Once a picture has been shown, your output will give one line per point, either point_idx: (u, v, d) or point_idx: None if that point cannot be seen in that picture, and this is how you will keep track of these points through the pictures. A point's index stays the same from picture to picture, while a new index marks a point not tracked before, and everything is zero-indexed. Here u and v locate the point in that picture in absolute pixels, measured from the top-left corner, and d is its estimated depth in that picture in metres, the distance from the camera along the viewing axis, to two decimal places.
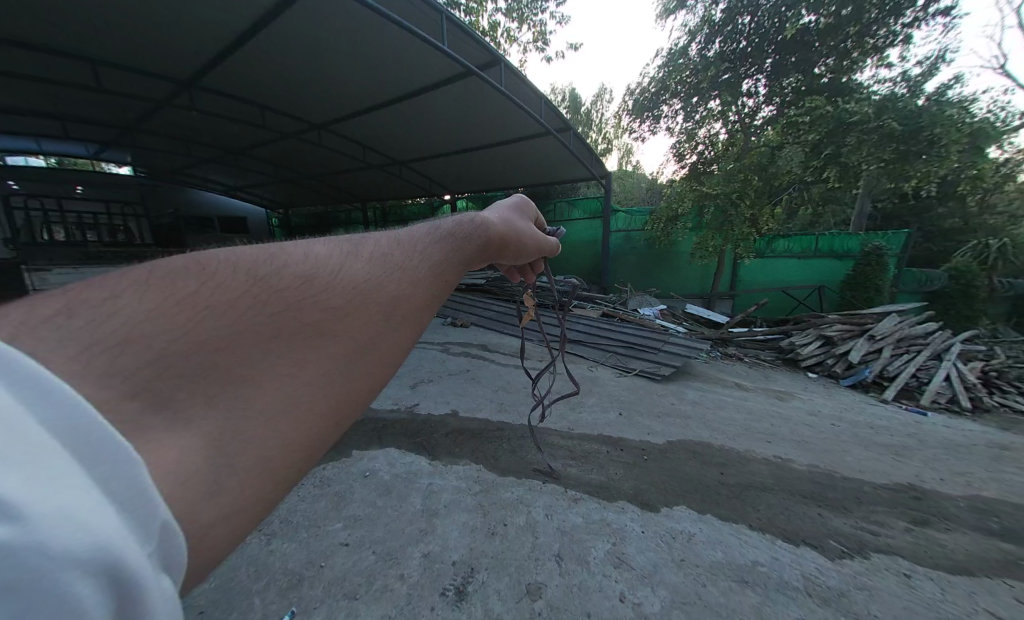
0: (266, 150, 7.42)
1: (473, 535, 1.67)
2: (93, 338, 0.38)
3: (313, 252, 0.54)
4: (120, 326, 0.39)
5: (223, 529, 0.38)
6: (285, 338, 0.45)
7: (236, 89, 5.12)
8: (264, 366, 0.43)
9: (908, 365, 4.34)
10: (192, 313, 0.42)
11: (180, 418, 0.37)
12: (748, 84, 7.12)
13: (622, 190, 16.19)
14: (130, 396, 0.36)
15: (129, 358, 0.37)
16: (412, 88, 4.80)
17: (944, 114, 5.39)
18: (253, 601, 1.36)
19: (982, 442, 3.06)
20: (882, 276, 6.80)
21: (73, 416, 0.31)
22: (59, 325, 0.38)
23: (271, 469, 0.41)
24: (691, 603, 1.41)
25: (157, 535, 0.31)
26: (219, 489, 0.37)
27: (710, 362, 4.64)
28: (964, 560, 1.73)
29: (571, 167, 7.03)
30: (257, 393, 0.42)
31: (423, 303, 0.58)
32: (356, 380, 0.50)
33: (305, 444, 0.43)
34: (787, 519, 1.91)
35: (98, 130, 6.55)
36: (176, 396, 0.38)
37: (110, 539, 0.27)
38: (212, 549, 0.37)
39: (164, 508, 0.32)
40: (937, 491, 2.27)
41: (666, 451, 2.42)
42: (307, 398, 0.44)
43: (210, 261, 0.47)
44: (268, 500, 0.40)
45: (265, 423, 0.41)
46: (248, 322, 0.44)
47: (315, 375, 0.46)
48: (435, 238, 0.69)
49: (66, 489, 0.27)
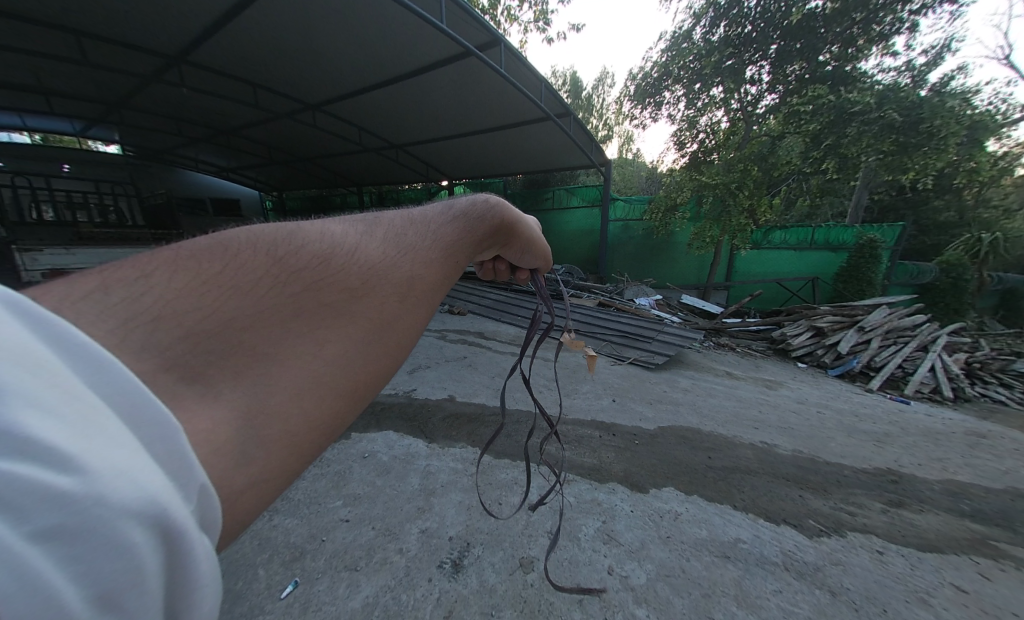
0: (260, 130, 7.25)
1: (469, 513, 1.72)
2: (128, 315, 0.39)
3: (330, 231, 0.54)
4: (152, 302, 0.41)
5: (256, 493, 0.41)
6: (305, 313, 0.46)
7: (224, 65, 4.95)
8: (286, 345, 0.44)
9: (894, 356, 4.44)
10: (218, 292, 0.43)
11: (210, 392, 0.39)
12: (752, 71, 6.83)
13: (621, 178, 16.08)
14: (165, 369, 0.37)
15: (160, 332, 0.39)
16: (409, 68, 4.68)
17: (945, 105, 5.36)
18: (257, 572, 1.41)
19: (961, 430, 3.16)
20: (875, 268, 6.79)
21: (117, 383, 0.33)
22: (97, 301, 0.40)
23: (294, 441, 0.43)
24: (675, 576, 1.47)
25: (195, 497, 0.33)
26: (249, 459, 0.39)
27: (703, 351, 4.71)
28: (933, 538, 1.82)
29: (571, 155, 6.97)
30: (282, 371, 0.43)
31: (437, 284, 0.60)
32: (377, 357, 0.51)
33: (326, 420, 0.46)
34: (769, 499, 1.98)
35: (83, 105, 6.35)
36: (210, 366, 0.40)
37: (160, 495, 0.29)
38: (244, 513, 0.39)
39: (200, 473, 0.34)
40: (914, 475, 2.35)
41: (657, 436, 2.49)
42: (329, 375, 0.46)
43: (234, 240, 0.49)
44: (294, 471, 0.42)
45: (291, 397, 0.43)
46: (270, 298, 0.45)
47: (336, 352, 0.47)
48: (448, 219, 0.69)
49: (117, 448, 0.29)
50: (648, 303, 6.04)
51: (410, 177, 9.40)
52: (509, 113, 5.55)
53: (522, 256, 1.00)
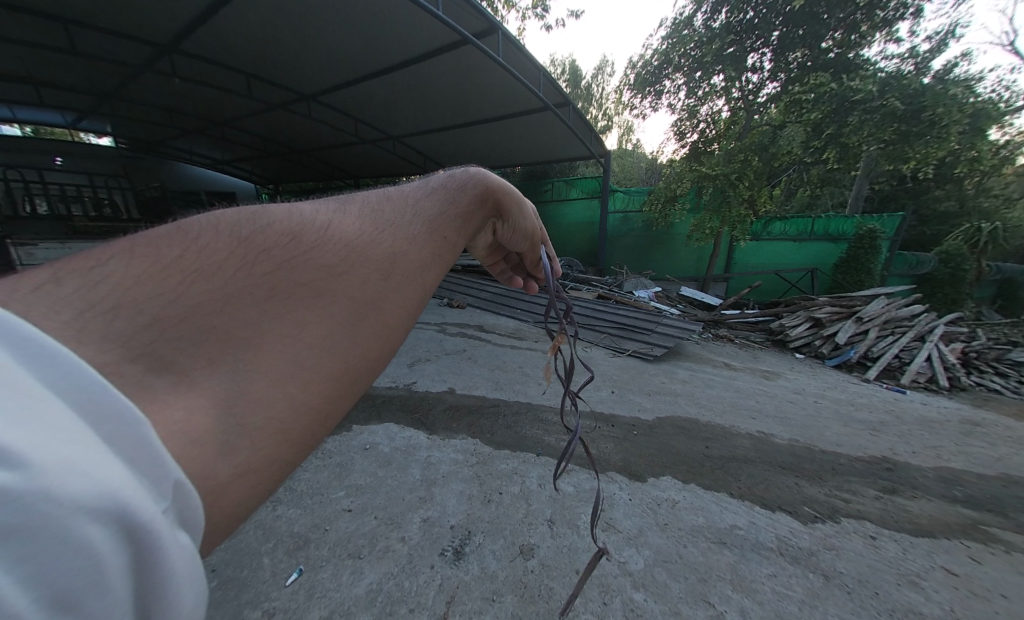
0: (255, 122, 7.16)
1: (470, 502, 1.74)
2: (83, 305, 0.39)
3: (299, 210, 0.54)
4: (109, 291, 0.41)
5: (243, 485, 0.40)
6: (281, 295, 0.46)
7: (216, 54, 4.86)
8: (261, 328, 0.44)
9: (891, 346, 4.47)
10: (183, 278, 0.44)
11: (182, 379, 0.38)
12: (754, 59, 6.85)
13: (620, 169, 15.95)
14: (129, 358, 0.37)
15: (120, 320, 0.39)
16: (405, 57, 4.60)
17: (947, 94, 5.31)
18: (263, 560, 1.43)
19: (956, 419, 3.20)
20: (874, 259, 6.85)
21: (73, 377, 0.33)
22: (50, 293, 0.40)
23: (283, 428, 0.43)
24: (672, 561, 1.50)
25: (171, 493, 0.33)
26: (234, 447, 0.39)
27: (702, 343, 4.74)
28: (926, 523, 1.86)
29: (569, 145, 6.90)
30: (260, 355, 0.43)
31: (421, 261, 0.59)
32: (364, 338, 0.51)
33: (313, 405, 0.45)
34: (766, 487, 2.01)
35: (74, 96, 6.25)
36: (184, 354, 0.40)
37: (117, 488, 0.28)
38: (232, 506, 0.39)
39: (174, 468, 0.34)
40: (908, 463, 2.38)
41: (655, 426, 2.52)
42: (311, 357, 0.45)
43: (197, 227, 0.49)
44: (286, 463, 0.42)
45: (272, 382, 0.43)
46: (241, 282, 0.45)
47: (318, 334, 0.47)
48: (425, 194, 0.68)
49: (69, 444, 0.28)
50: (647, 296, 6.05)
51: (408, 169, 9.32)
52: (507, 103, 5.48)
53: (511, 239, 0.94)
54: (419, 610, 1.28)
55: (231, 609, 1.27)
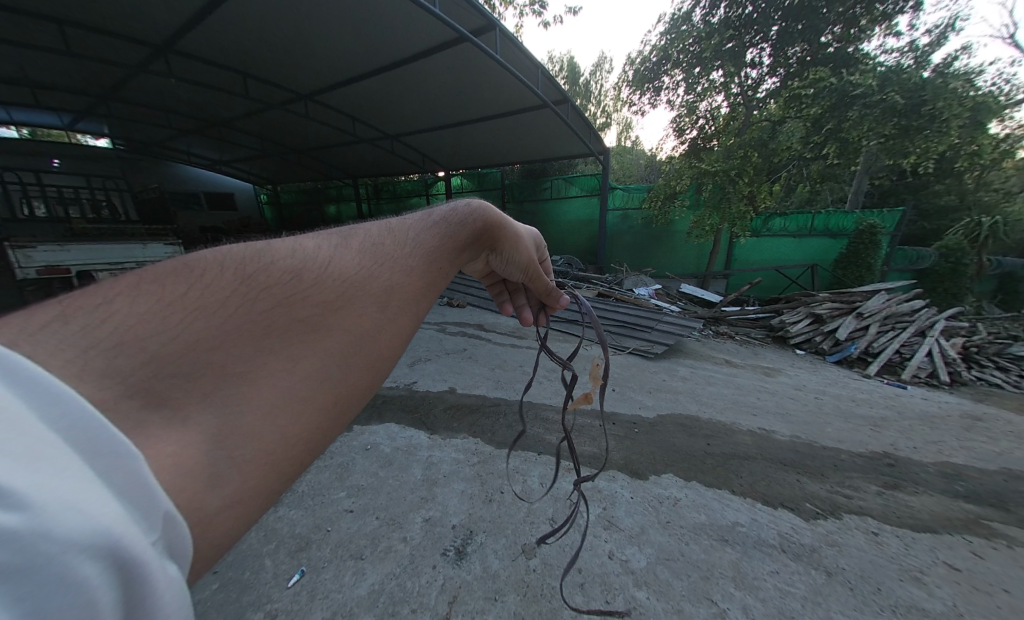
0: (253, 121, 7.16)
1: (472, 502, 1.74)
2: (90, 344, 0.40)
3: (302, 246, 0.55)
4: (116, 327, 0.41)
5: (230, 515, 0.41)
6: (278, 332, 0.47)
7: (211, 53, 4.84)
8: (256, 364, 0.44)
9: (892, 341, 4.47)
10: (185, 312, 0.44)
11: (178, 415, 0.39)
12: (753, 53, 6.79)
13: (619, 166, 15.92)
14: (128, 396, 0.38)
15: (124, 358, 0.39)
16: (401, 55, 4.58)
17: (948, 87, 5.27)
18: (264, 562, 1.43)
19: (957, 413, 3.20)
20: (874, 254, 6.78)
21: (73, 417, 0.33)
22: (56, 330, 0.40)
23: (268, 462, 0.43)
24: (674, 559, 1.50)
25: (161, 527, 0.34)
26: (221, 479, 0.39)
27: (702, 340, 4.75)
28: (928, 519, 1.86)
29: (568, 143, 6.87)
30: (253, 389, 0.43)
31: (417, 294, 0.60)
32: (352, 373, 0.51)
33: (304, 436, 0.46)
34: (768, 484, 2.01)
35: (69, 97, 6.23)
36: (178, 389, 0.40)
37: (112, 526, 0.29)
38: (218, 535, 0.40)
39: (164, 500, 0.34)
40: (909, 458, 2.39)
41: (656, 424, 2.52)
42: (302, 391, 0.46)
43: (201, 262, 0.49)
44: (272, 492, 0.43)
45: (263, 416, 0.43)
46: (240, 318, 0.46)
47: (311, 368, 0.48)
48: (427, 225, 0.68)
49: (68, 484, 0.29)
50: (647, 293, 6.05)
51: (407, 167, 9.30)
52: (505, 99, 5.45)
53: (506, 267, 0.95)
54: (421, 611, 1.28)
55: (232, 611, 1.27)
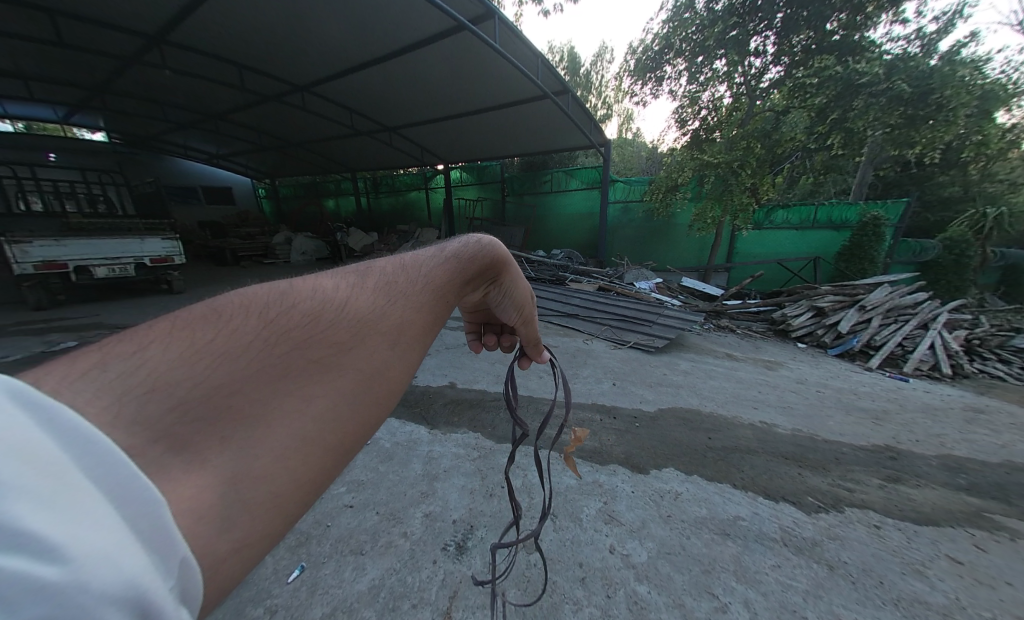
0: (250, 114, 7.10)
1: (472, 496, 1.75)
2: (122, 389, 0.41)
3: (321, 286, 0.56)
4: (147, 374, 0.42)
5: (237, 558, 0.41)
6: (292, 373, 0.48)
7: (206, 44, 4.79)
8: (271, 405, 0.45)
9: (894, 334, 4.45)
10: (208, 357, 0.45)
11: (197, 460, 0.40)
12: (756, 42, 6.68)
13: (620, 159, 15.79)
14: (154, 442, 0.38)
15: (151, 404, 0.40)
16: (399, 44, 4.52)
17: (956, 75, 5.19)
18: (264, 558, 1.43)
19: (958, 406, 3.20)
20: (877, 248, 6.69)
21: (107, 463, 0.34)
22: (94, 377, 0.41)
23: (276, 500, 0.44)
24: (676, 553, 1.51)
25: (176, 572, 0.35)
26: (231, 523, 0.40)
27: (703, 334, 4.73)
28: (930, 512, 1.86)
29: (569, 135, 6.79)
30: (267, 433, 0.44)
31: (426, 333, 0.60)
32: (360, 413, 0.52)
33: (311, 478, 0.46)
34: (769, 477, 2.01)
35: (65, 90, 6.21)
36: (198, 432, 0.41)
37: (144, 576, 0.30)
38: (225, 579, 0.40)
39: (182, 545, 0.35)
40: (911, 451, 2.39)
41: (657, 418, 2.52)
42: (312, 433, 0.47)
43: (229, 308, 0.51)
44: (277, 533, 0.44)
45: (275, 459, 0.44)
46: (258, 361, 0.46)
47: (321, 409, 0.48)
48: (439, 260, 0.68)
49: (99, 532, 0.30)
50: (648, 287, 6.02)
51: (406, 161, 9.23)
52: (505, 90, 5.39)
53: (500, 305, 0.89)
54: (422, 606, 1.29)
55: (232, 606, 1.28)
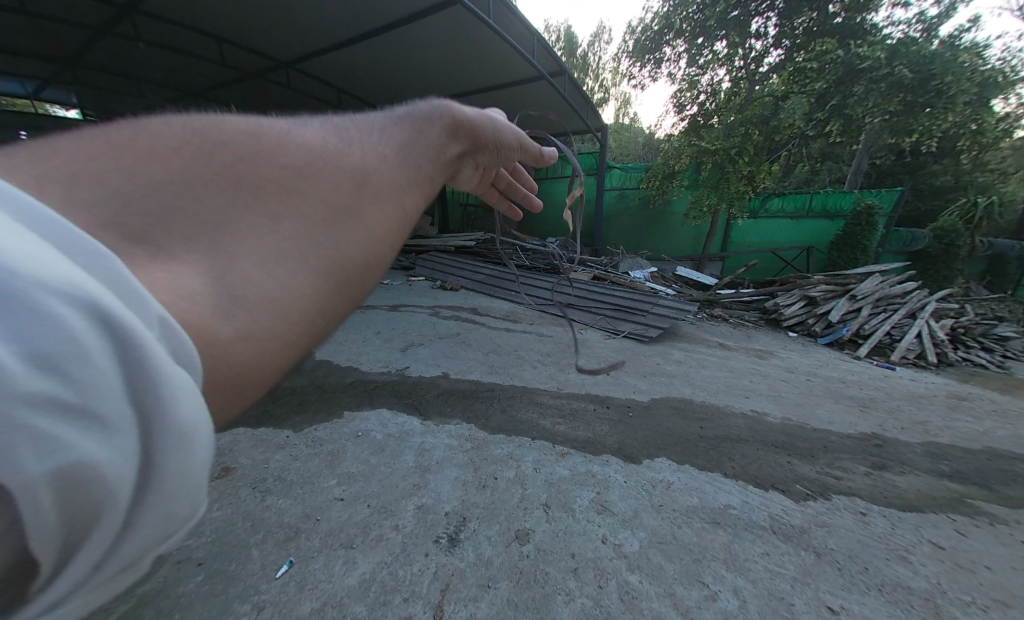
0: (233, 92, 6.84)
1: (465, 488, 1.76)
2: (91, 198, 0.37)
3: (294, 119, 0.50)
4: (115, 184, 0.38)
5: (247, 355, 0.37)
6: (266, 177, 0.41)
7: (183, 16, 4.56)
8: (251, 206, 0.39)
9: (883, 323, 4.52)
10: (180, 168, 0.40)
11: (173, 249, 0.35)
12: (758, 23, 6.50)
13: (617, 145, 15.59)
14: (129, 237, 0.35)
15: (125, 207, 0.36)
16: (388, 19, 4.34)
17: (956, 61, 5.17)
18: (252, 553, 1.42)
19: (942, 393, 3.28)
20: (870, 236, 6.77)
21: (60, 231, 0.30)
22: (62, 188, 0.37)
23: (276, 300, 0.38)
24: (667, 542, 1.54)
25: (158, 329, 0.30)
26: (226, 310, 0.35)
27: (696, 323, 4.76)
28: (914, 498, 1.92)
29: (565, 119, 6.64)
30: (248, 231, 0.38)
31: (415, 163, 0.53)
32: (358, 227, 0.44)
33: (313, 286, 0.40)
34: (758, 466, 2.05)
35: (34, 63, 5.91)
36: (178, 228, 0.36)
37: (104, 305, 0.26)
38: (236, 374, 0.36)
39: (159, 309, 0.31)
40: (897, 439, 2.45)
41: (650, 407, 2.55)
42: (299, 236, 0.40)
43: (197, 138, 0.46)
44: (285, 334, 0.38)
45: (264, 257, 0.38)
46: (230, 169, 0.40)
47: (310, 215, 0.42)
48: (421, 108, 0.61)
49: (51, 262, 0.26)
50: (643, 276, 6.03)
51: None
52: (499, 70, 5.24)
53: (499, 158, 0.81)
54: (414, 599, 1.29)
55: (219, 602, 1.27)
